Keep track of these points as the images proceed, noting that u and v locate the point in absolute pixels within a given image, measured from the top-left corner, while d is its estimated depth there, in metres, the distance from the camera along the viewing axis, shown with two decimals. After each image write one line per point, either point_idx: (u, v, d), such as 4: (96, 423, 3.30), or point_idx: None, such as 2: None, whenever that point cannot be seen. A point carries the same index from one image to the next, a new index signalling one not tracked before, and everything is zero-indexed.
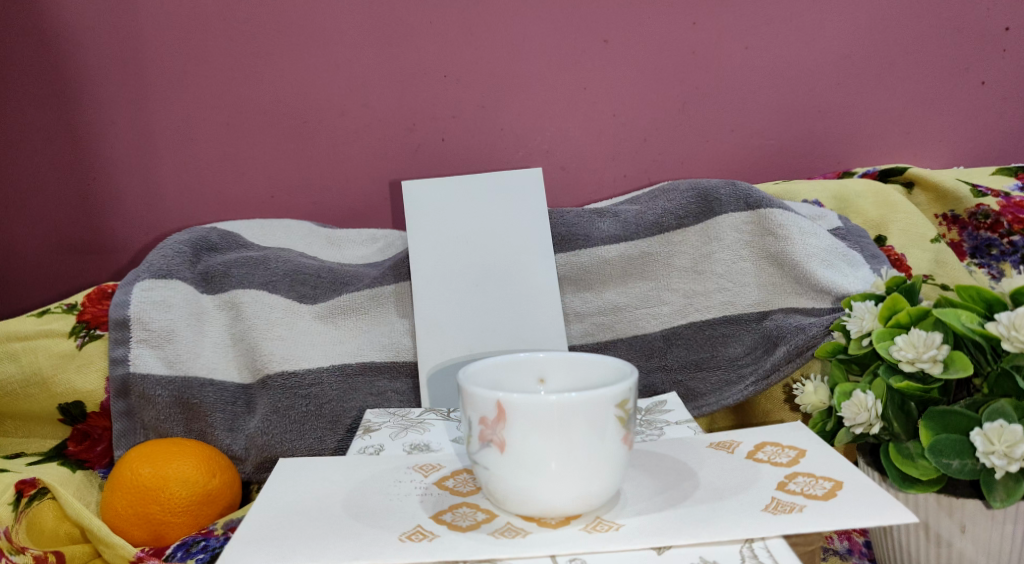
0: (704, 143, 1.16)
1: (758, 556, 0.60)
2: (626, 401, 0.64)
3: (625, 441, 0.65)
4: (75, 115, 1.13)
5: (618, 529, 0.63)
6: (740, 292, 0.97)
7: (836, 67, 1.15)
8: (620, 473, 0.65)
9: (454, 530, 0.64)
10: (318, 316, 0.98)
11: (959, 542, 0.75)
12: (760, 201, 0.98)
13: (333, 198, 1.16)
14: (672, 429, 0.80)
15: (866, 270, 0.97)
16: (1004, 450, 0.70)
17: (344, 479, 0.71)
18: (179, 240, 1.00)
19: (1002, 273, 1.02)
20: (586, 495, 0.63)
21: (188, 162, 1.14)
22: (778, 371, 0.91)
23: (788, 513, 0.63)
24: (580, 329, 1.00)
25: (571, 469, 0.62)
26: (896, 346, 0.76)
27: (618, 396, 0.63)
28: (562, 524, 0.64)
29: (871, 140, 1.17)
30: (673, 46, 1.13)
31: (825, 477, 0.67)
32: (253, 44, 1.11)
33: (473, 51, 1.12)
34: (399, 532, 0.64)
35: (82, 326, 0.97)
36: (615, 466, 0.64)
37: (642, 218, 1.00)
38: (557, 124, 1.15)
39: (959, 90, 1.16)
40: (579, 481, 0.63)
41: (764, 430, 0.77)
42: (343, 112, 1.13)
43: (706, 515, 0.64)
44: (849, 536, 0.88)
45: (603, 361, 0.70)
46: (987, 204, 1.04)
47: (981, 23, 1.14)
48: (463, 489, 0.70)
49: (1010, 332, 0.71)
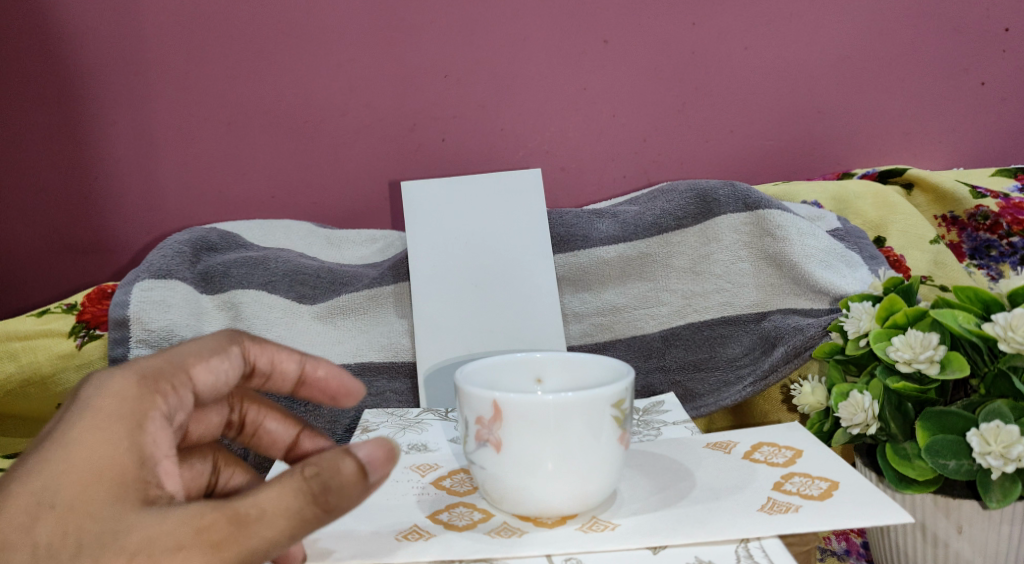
0: (704, 144, 1.16)
1: (753, 556, 0.61)
2: (624, 402, 0.64)
3: (621, 441, 0.65)
4: (75, 116, 1.13)
5: (614, 528, 0.63)
6: (739, 292, 0.97)
7: (836, 68, 1.14)
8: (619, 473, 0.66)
9: (450, 529, 0.64)
10: (317, 316, 0.98)
11: (956, 542, 0.75)
12: (759, 202, 0.98)
13: (333, 198, 1.16)
14: (670, 430, 0.80)
15: (864, 270, 0.96)
16: (1000, 451, 0.70)
17: None
18: (179, 240, 1.01)
19: (1001, 274, 1.02)
20: (583, 496, 0.63)
21: (188, 162, 1.14)
22: (777, 371, 0.91)
23: (784, 514, 0.63)
24: (578, 329, 1.01)
25: (569, 469, 0.62)
26: (893, 347, 0.76)
27: (616, 396, 0.64)
28: (558, 524, 0.64)
29: (870, 140, 1.17)
30: (673, 47, 1.13)
31: (821, 478, 0.68)
32: (253, 45, 1.11)
33: (473, 51, 1.12)
34: (396, 532, 0.64)
35: (82, 326, 0.97)
36: (613, 469, 0.64)
37: (641, 219, 1.00)
38: (557, 124, 1.15)
39: (959, 91, 1.16)
40: (576, 482, 0.63)
41: (762, 430, 0.77)
42: (343, 112, 1.13)
43: (703, 515, 0.64)
44: (846, 537, 0.88)
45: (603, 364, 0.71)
46: (986, 205, 1.04)
47: (981, 24, 1.14)
48: (460, 489, 0.70)
49: (1007, 333, 0.71)
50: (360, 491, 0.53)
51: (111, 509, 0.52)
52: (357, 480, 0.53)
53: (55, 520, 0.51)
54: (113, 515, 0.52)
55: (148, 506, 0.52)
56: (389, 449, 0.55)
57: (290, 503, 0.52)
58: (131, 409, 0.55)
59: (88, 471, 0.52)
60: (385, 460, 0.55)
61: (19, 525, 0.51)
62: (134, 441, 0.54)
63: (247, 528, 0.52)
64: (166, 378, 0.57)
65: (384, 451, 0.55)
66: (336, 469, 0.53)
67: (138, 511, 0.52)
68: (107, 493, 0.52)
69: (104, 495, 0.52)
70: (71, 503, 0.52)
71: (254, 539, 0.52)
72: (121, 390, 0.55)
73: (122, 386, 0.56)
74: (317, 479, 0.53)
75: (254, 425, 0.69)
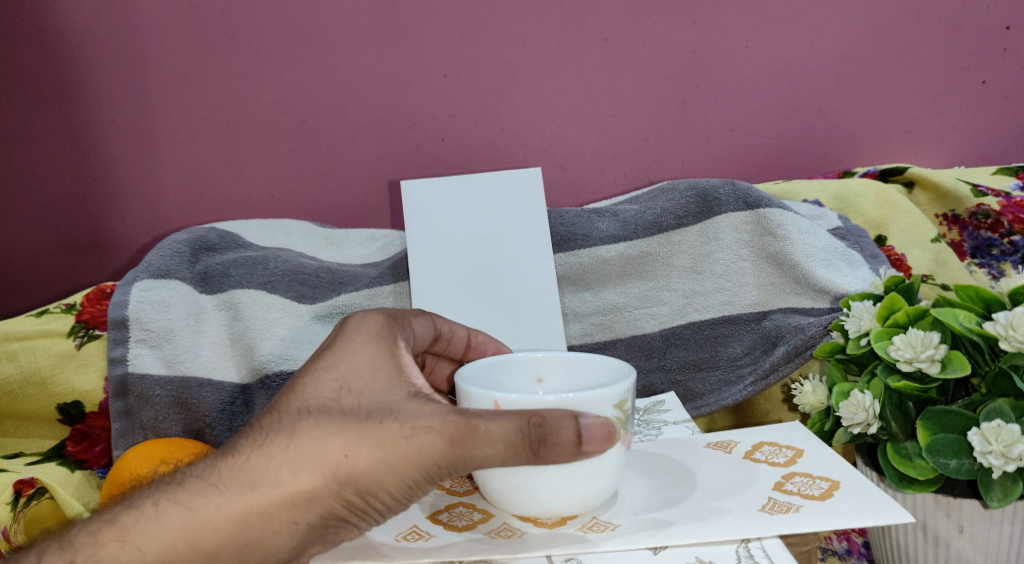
0: (705, 143, 1.16)
1: (754, 556, 0.61)
2: (625, 403, 0.66)
3: (621, 441, 0.66)
4: (74, 116, 1.13)
5: (615, 528, 0.64)
6: (740, 291, 0.97)
7: (837, 67, 1.14)
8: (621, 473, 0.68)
9: (450, 530, 0.66)
10: (317, 316, 0.97)
11: (956, 542, 0.75)
12: (759, 201, 0.97)
13: (332, 197, 1.16)
14: (670, 430, 0.82)
15: (865, 270, 0.96)
16: (1001, 450, 0.70)
17: None
18: (178, 240, 1.01)
19: (1002, 273, 1.01)
20: (584, 496, 0.65)
21: (187, 162, 1.14)
22: (777, 370, 0.91)
23: (785, 514, 0.63)
24: (578, 328, 1.00)
25: (570, 472, 0.64)
26: (894, 346, 0.76)
27: (618, 397, 0.65)
28: (558, 524, 0.66)
29: (871, 139, 1.17)
30: (673, 46, 1.12)
31: (823, 478, 0.67)
32: (253, 43, 1.11)
33: (472, 50, 1.12)
34: (396, 533, 0.66)
35: (82, 326, 0.98)
36: (613, 468, 0.66)
37: (641, 218, 1.00)
38: (556, 123, 1.15)
39: (960, 90, 1.15)
40: (576, 483, 0.64)
41: (763, 430, 0.77)
42: (342, 112, 1.13)
43: (705, 513, 0.64)
44: (848, 537, 0.88)
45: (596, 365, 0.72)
46: (987, 204, 1.04)
47: (982, 22, 1.13)
48: (459, 489, 0.73)
49: (1008, 332, 0.71)
50: (571, 453, 0.62)
51: (390, 393, 0.66)
52: (573, 444, 0.62)
53: (353, 396, 0.66)
54: (392, 395, 0.66)
55: (413, 398, 0.66)
56: (608, 432, 0.64)
57: (509, 436, 0.62)
58: (389, 334, 0.71)
59: (370, 369, 0.67)
60: (602, 441, 0.63)
61: (328, 395, 0.66)
62: (395, 353, 0.69)
63: (474, 440, 0.62)
64: (399, 317, 0.75)
65: (601, 432, 0.63)
66: (559, 429, 0.62)
67: (407, 398, 0.66)
68: (384, 383, 0.66)
69: (383, 383, 0.66)
70: (362, 385, 0.66)
71: (475, 449, 0.63)
72: (377, 321, 0.72)
73: (375, 320, 0.72)
74: (537, 429, 0.62)
75: (431, 368, 0.84)
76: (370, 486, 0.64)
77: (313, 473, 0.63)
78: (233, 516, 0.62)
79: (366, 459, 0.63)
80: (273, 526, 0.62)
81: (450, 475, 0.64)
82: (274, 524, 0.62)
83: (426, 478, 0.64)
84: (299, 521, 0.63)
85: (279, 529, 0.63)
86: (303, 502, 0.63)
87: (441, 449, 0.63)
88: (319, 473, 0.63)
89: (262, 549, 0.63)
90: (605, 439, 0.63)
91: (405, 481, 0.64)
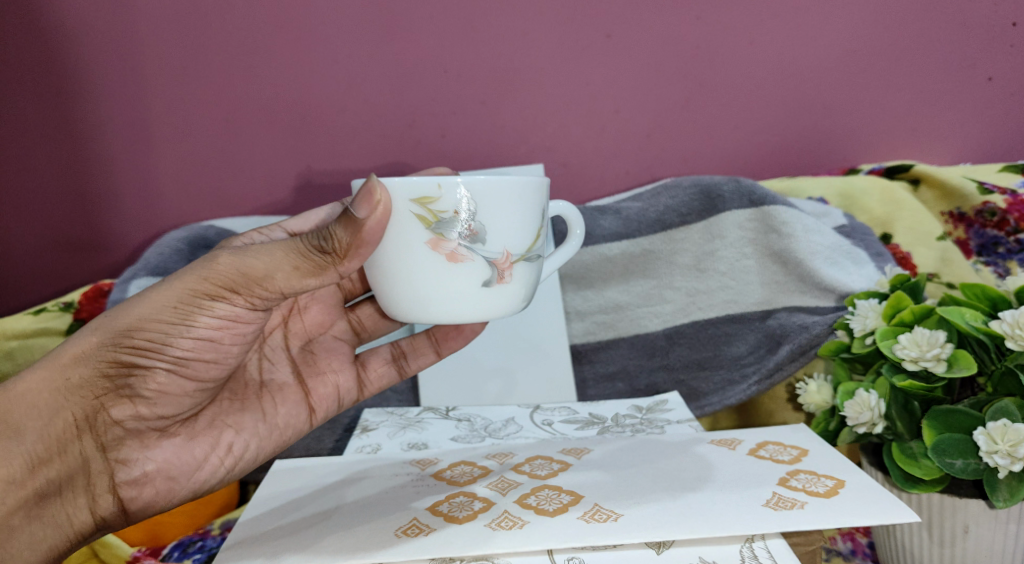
0: (707, 141, 1.15)
1: (758, 556, 0.65)
2: (432, 203, 0.72)
3: (433, 244, 0.73)
4: (68, 113, 1.12)
5: (617, 518, 0.67)
6: (743, 290, 0.96)
7: (841, 63, 1.13)
8: (473, 291, 0.75)
9: (450, 521, 0.70)
10: None
11: (962, 543, 0.74)
12: (763, 198, 0.96)
13: (332, 194, 1.15)
14: (673, 428, 0.84)
15: (871, 268, 0.94)
16: (1007, 449, 0.69)
17: (347, 460, 0.83)
18: (177, 237, 1.00)
19: (1008, 272, 1.01)
20: (417, 305, 0.75)
21: (184, 158, 1.13)
22: (782, 370, 0.92)
23: (789, 510, 0.65)
24: (581, 327, 1.01)
25: (420, 276, 0.74)
26: (900, 345, 0.75)
27: (421, 193, 0.72)
28: (560, 512, 0.69)
29: (876, 137, 1.16)
30: (675, 41, 1.11)
31: (827, 475, 0.69)
32: (250, 37, 1.10)
33: (472, 45, 1.11)
34: (398, 528, 0.70)
35: (79, 323, 1.00)
36: (440, 279, 0.74)
37: (644, 215, 0.99)
38: (558, 120, 1.14)
39: (967, 86, 1.14)
40: (443, 290, 0.75)
41: (766, 430, 0.79)
42: (342, 108, 1.12)
43: (706, 508, 0.67)
44: (852, 537, 0.87)
45: (545, 201, 0.76)
46: (993, 201, 1.02)
47: (989, 17, 1.11)
48: (461, 479, 0.77)
49: (1014, 330, 0.71)
50: (350, 226, 0.70)
51: None
52: (345, 221, 0.71)
53: None
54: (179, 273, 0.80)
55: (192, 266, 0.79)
56: (379, 203, 0.71)
57: (272, 248, 0.73)
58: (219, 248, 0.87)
59: None
60: (379, 212, 0.71)
61: None
62: None
63: (246, 256, 0.73)
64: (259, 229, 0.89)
65: (381, 204, 0.71)
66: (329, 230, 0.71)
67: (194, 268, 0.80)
68: None
69: None
70: None
71: (249, 264, 0.73)
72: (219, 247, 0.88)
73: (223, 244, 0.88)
74: (309, 236, 0.72)
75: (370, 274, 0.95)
76: (140, 324, 0.75)
77: (84, 335, 0.76)
78: (18, 389, 0.75)
79: (132, 305, 0.75)
80: (48, 385, 0.75)
81: (223, 296, 0.75)
82: (53, 384, 0.75)
83: (195, 306, 0.75)
84: (73, 375, 0.75)
85: (58, 386, 0.75)
86: (75, 360, 0.75)
87: (203, 278, 0.74)
88: (91, 333, 0.75)
89: (49, 406, 0.75)
90: (378, 212, 0.71)
91: (178, 311, 0.75)
